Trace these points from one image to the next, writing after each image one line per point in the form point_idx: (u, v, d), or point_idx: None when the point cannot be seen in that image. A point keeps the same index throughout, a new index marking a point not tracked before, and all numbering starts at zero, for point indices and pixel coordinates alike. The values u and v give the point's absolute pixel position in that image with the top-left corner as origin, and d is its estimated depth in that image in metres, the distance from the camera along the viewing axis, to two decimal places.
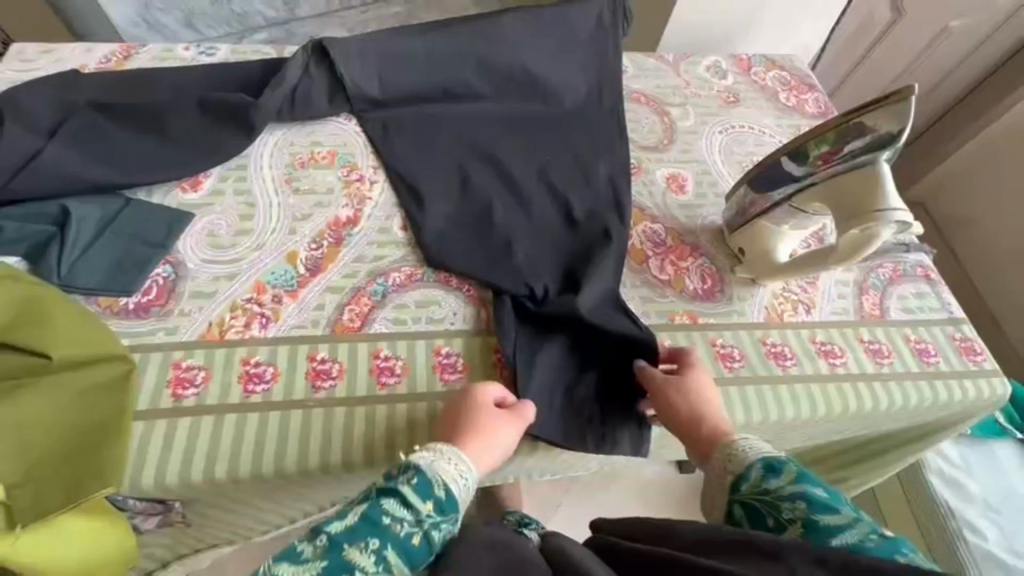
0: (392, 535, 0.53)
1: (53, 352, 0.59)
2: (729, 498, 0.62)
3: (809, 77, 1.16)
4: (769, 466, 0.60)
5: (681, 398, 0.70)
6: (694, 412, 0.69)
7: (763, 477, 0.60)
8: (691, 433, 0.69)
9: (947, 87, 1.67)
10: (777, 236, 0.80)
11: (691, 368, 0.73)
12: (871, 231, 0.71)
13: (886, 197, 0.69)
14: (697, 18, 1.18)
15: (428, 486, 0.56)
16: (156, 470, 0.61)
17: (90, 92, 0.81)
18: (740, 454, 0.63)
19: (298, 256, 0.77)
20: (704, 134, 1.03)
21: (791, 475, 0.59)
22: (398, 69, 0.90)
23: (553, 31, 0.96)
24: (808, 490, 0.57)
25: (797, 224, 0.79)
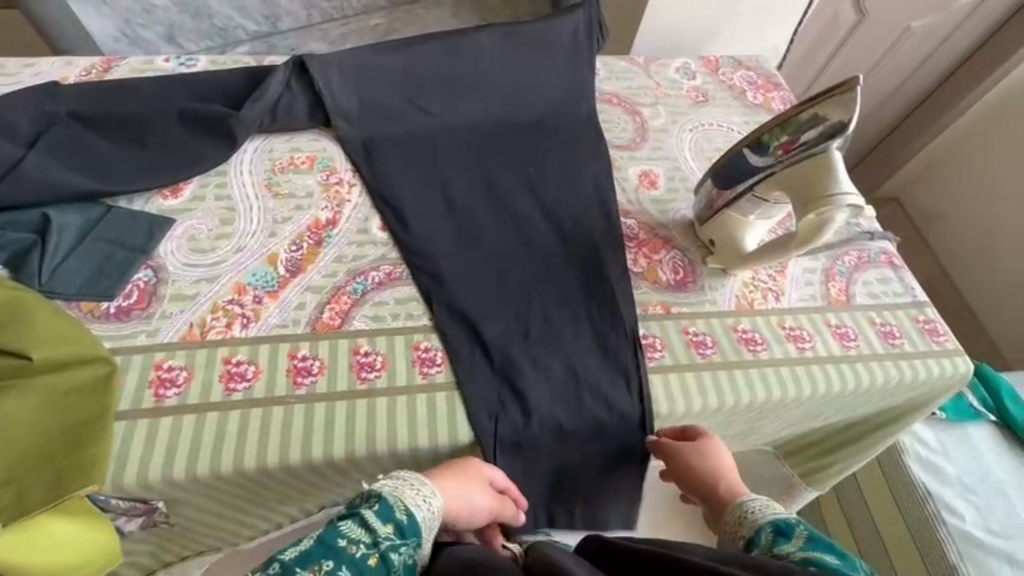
0: (347, 556, 0.55)
1: (33, 352, 0.61)
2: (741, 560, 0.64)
3: (774, 76, 1.20)
4: (779, 529, 0.62)
5: (699, 459, 0.73)
6: (708, 473, 0.74)
7: (773, 542, 0.62)
8: (704, 491, 0.73)
9: (910, 88, 1.72)
10: (744, 229, 0.83)
11: (705, 434, 0.76)
12: (826, 216, 0.74)
13: (837, 184, 0.73)
14: (666, 23, 1.22)
15: (389, 510, 0.60)
16: (139, 468, 0.62)
17: (69, 102, 0.83)
18: (750, 517, 0.66)
19: (279, 257, 0.79)
20: (675, 132, 1.06)
21: (802, 539, 0.61)
22: (374, 79, 0.93)
23: (524, 41, 1.00)
24: (818, 556, 0.58)
25: (758, 213, 0.82)
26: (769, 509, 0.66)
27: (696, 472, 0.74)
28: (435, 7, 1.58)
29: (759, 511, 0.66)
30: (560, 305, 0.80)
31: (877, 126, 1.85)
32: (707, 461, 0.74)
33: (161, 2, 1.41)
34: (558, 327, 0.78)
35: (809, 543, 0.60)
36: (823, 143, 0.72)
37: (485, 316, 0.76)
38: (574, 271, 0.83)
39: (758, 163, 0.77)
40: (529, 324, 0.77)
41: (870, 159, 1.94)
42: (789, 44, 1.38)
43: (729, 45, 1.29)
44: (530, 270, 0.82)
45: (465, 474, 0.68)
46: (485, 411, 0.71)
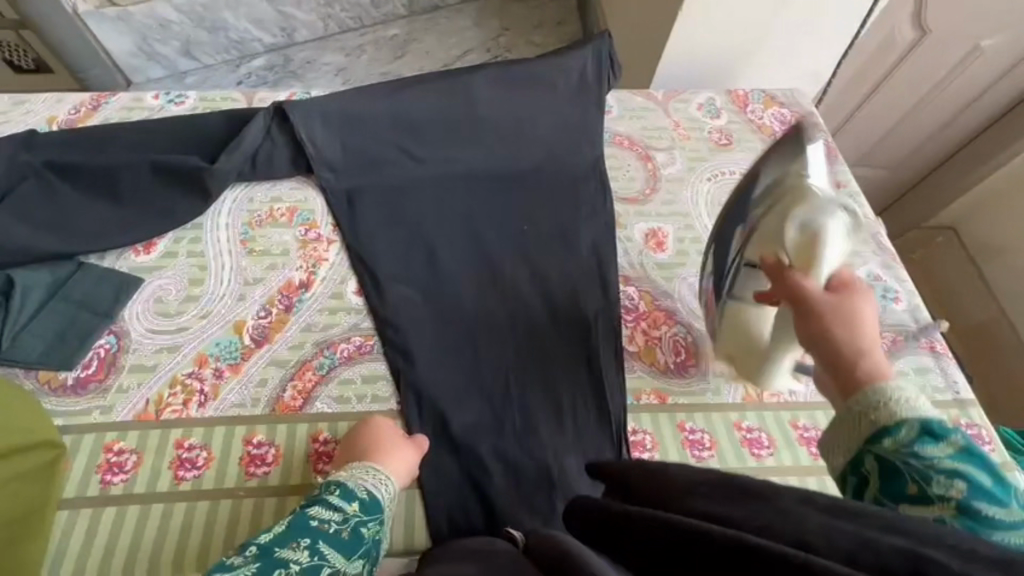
0: (323, 533, 0.56)
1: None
2: (861, 449, 0.48)
3: (813, 114, 1.07)
4: (931, 428, 0.46)
5: (838, 326, 0.53)
6: (842, 336, 0.52)
7: (915, 440, 0.46)
8: (835, 356, 0.52)
9: (993, 98, 1.33)
10: (755, 315, 0.69)
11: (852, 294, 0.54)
12: (810, 232, 0.60)
13: (810, 199, 0.62)
14: (694, 49, 1.10)
15: (351, 492, 0.60)
16: (77, 564, 0.60)
17: (45, 151, 0.80)
18: (893, 406, 0.47)
19: (245, 325, 0.75)
20: (691, 183, 0.96)
21: (954, 447, 0.45)
22: (361, 126, 0.87)
23: (527, 83, 0.92)
24: (967, 472, 0.44)
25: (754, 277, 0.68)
26: (919, 401, 0.48)
27: (834, 329, 0.52)
28: (456, 16, 1.50)
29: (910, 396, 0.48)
30: (539, 395, 0.74)
31: (930, 153, 1.49)
32: (853, 321, 0.53)
33: (176, 17, 1.30)
34: (535, 421, 0.72)
35: (960, 453, 0.45)
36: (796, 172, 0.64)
37: (453, 403, 0.72)
38: (559, 351, 0.77)
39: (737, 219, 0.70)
40: (503, 414, 0.72)
41: (911, 196, 1.59)
42: (835, 70, 1.23)
43: (764, 72, 1.17)
44: (510, 352, 0.76)
45: (400, 441, 0.66)
46: (444, 512, 0.67)
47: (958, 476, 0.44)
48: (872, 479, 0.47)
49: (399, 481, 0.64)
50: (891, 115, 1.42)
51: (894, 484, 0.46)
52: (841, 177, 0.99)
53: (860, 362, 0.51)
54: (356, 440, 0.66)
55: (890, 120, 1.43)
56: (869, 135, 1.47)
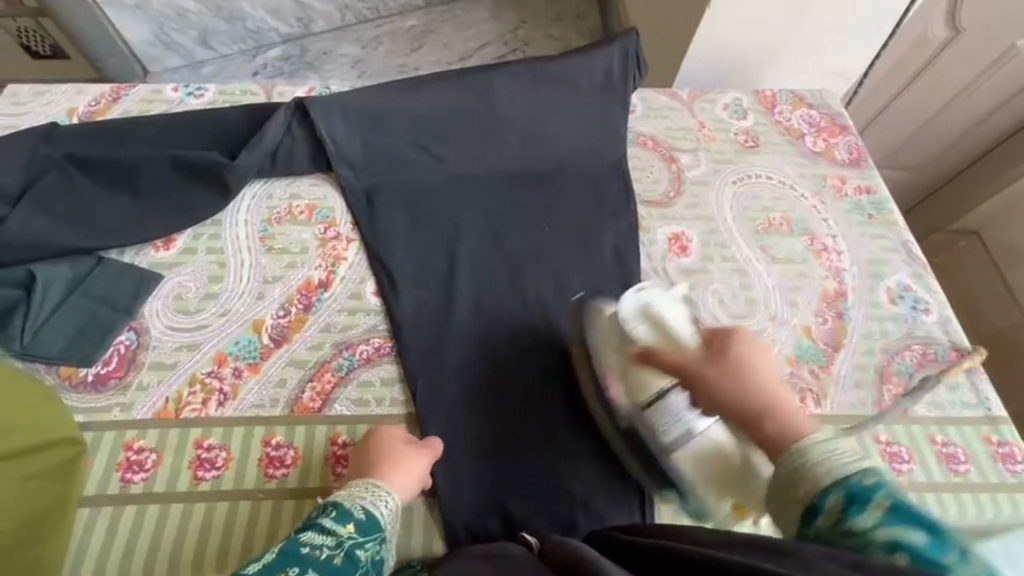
0: (313, 560, 0.53)
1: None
2: (800, 529, 0.49)
3: (842, 116, 1.04)
4: (851, 494, 0.46)
5: (738, 395, 0.58)
6: (747, 399, 0.57)
7: (842, 511, 0.46)
8: (738, 414, 0.58)
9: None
10: (699, 453, 0.64)
11: (736, 355, 0.60)
12: (655, 324, 0.65)
13: (622, 317, 0.67)
14: (720, 46, 1.07)
15: (348, 512, 0.57)
16: (98, 562, 0.60)
17: (65, 145, 0.79)
18: (811, 470, 0.49)
19: (264, 324, 0.74)
20: (716, 186, 0.94)
21: (882, 511, 0.45)
22: (381, 124, 0.85)
23: (550, 81, 0.90)
24: (902, 538, 0.43)
25: (665, 422, 0.65)
26: (838, 457, 0.49)
27: (725, 386, 0.58)
28: (475, 8, 1.47)
29: (819, 451, 0.50)
30: (560, 403, 0.73)
31: (965, 150, 1.41)
32: (740, 371, 0.59)
33: (195, 6, 1.29)
34: (554, 429, 0.71)
35: (890, 517, 0.44)
36: (631, 322, 0.66)
37: (473, 409, 0.71)
38: None
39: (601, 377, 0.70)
40: (522, 421, 0.71)
41: (941, 195, 1.51)
42: (864, 70, 1.20)
43: (792, 71, 1.13)
44: (530, 359, 0.75)
45: (403, 454, 0.64)
46: (462, 519, 0.67)
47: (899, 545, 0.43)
48: None
49: (398, 496, 0.61)
50: (924, 111, 1.37)
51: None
52: (871, 182, 0.96)
53: (766, 421, 0.56)
54: (369, 448, 0.65)
55: (921, 116, 1.38)
56: (897, 132, 1.43)
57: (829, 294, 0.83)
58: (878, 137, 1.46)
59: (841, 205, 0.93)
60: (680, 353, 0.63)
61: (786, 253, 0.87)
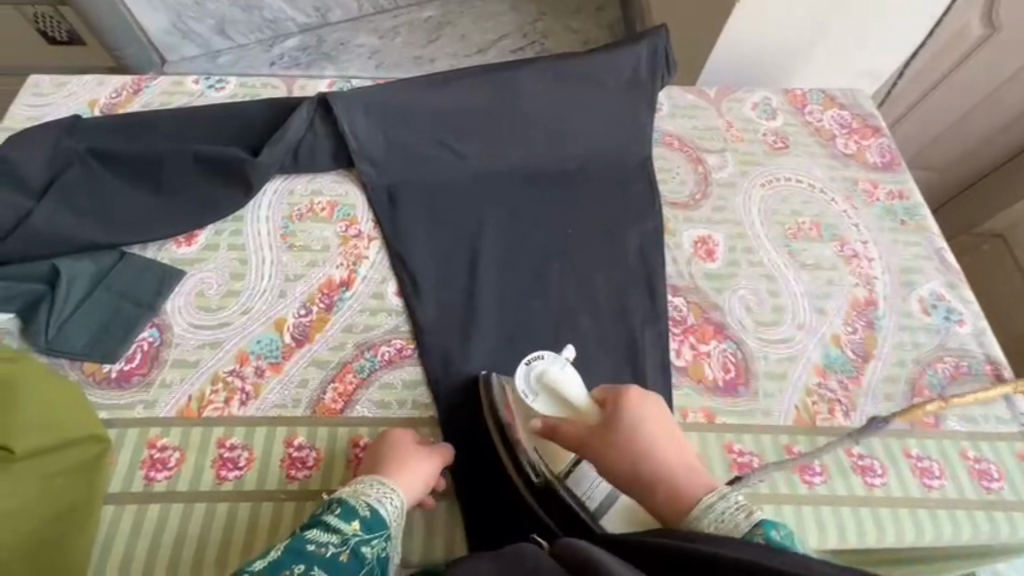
0: (318, 557, 0.53)
1: (13, 444, 0.57)
2: None
3: (874, 118, 1.01)
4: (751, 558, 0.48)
5: (616, 462, 0.59)
6: (632, 468, 0.58)
7: None
8: (630, 484, 0.58)
9: None
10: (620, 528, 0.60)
11: (608, 420, 0.61)
12: (563, 396, 0.63)
13: (533, 387, 0.64)
14: (748, 43, 1.04)
15: (353, 509, 0.56)
16: (122, 559, 0.60)
17: (88, 138, 0.79)
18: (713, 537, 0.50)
19: (286, 323, 0.74)
20: (743, 188, 0.91)
21: None
22: (403, 121, 0.84)
23: (576, 77, 0.88)
24: None
25: (585, 492, 0.61)
26: (732, 518, 0.50)
27: (610, 457, 0.59)
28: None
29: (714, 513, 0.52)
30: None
31: (1006, 143, 1.29)
32: (621, 438, 0.59)
33: None
34: None
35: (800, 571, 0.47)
36: (533, 393, 0.64)
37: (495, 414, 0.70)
38: (603, 363, 0.74)
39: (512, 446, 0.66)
40: None
41: (982, 186, 1.36)
42: (895, 69, 1.16)
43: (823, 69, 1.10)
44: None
45: (409, 455, 0.63)
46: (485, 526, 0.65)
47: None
48: None
49: (404, 496, 0.60)
50: (970, 95, 1.25)
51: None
52: (903, 186, 0.94)
53: (662, 489, 0.56)
54: (378, 448, 0.65)
55: (965, 103, 1.26)
56: (937, 121, 1.32)
57: (858, 303, 0.81)
58: (916, 126, 1.34)
59: (872, 210, 0.90)
60: (575, 422, 0.62)
61: (815, 259, 0.85)
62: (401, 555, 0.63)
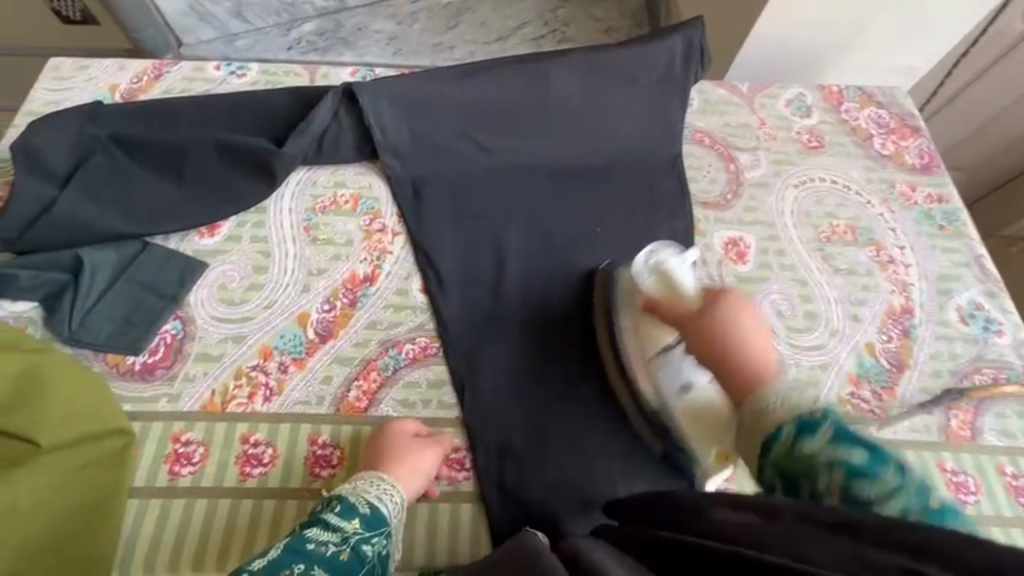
0: (318, 556, 0.54)
1: (38, 438, 0.58)
2: (758, 463, 0.51)
3: (913, 117, 0.98)
4: (804, 424, 0.49)
5: (712, 338, 0.58)
6: (727, 347, 0.57)
7: (794, 439, 0.49)
8: (717, 362, 0.57)
9: None
10: (691, 410, 0.63)
11: (717, 300, 0.60)
12: (671, 281, 0.66)
13: (643, 274, 0.69)
14: (783, 36, 1.00)
15: (352, 507, 0.58)
16: (147, 553, 0.60)
17: (110, 125, 0.77)
18: (777, 408, 0.51)
19: (309, 318, 0.73)
20: (776, 188, 0.89)
21: (826, 439, 0.47)
22: (430, 112, 0.82)
23: (607, 71, 0.85)
24: (846, 459, 0.46)
25: (668, 374, 0.66)
26: (803, 400, 0.51)
27: (704, 335, 0.59)
28: None
29: (786, 396, 0.51)
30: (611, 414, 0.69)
31: None
32: (721, 322, 0.58)
33: None
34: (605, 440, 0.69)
35: (834, 443, 0.47)
36: (644, 276, 0.69)
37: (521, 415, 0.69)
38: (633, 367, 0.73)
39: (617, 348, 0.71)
40: (572, 430, 0.69)
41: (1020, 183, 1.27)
42: (932, 66, 1.11)
43: (859, 65, 1.06)
44: (582, 366, 0.72)
45: (408, 450, 0.63)
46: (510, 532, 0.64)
47: (865, 493, 0.45)
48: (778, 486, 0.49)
49: (404, 492, 0.61)
50: (1010, 92, 1.17)
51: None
52: (942, 190, 0.90)
53: (748, 374, 0.55)
54: (378, 442, 0.64)
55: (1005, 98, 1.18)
56: (980, 111, 1.22)
57: (894, 310, 0.79)
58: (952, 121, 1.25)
59: (910, 214, 0.88)
60: (676, 305, 0.64)
61: (850, 263, 0.83)
62: (427, 558, 0.63)
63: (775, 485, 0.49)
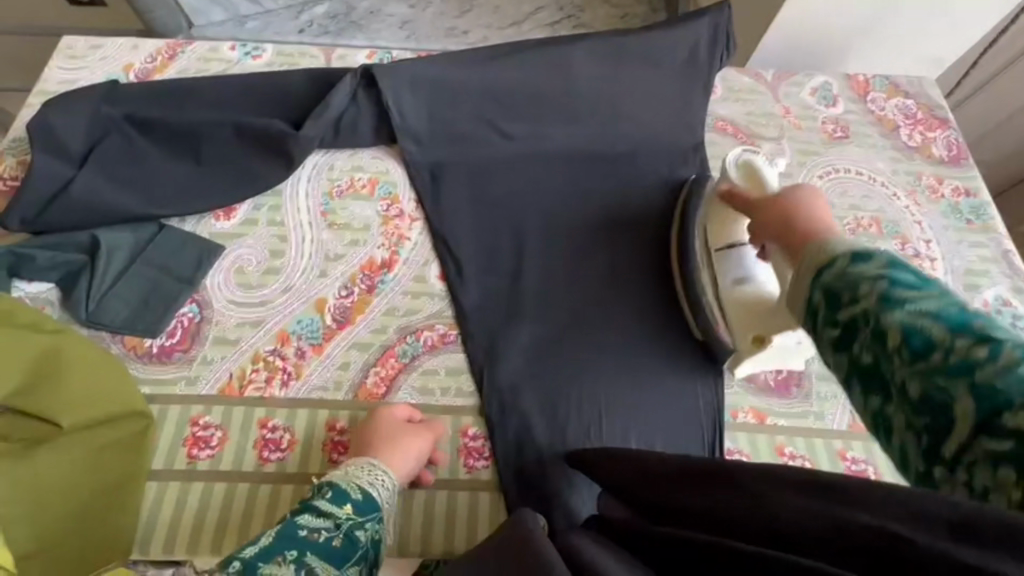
0: (310, 543, 0.53)
1: (61, 420, 0.57)
2: (799, 297, 0.42)
3: (941, 109, 0.95)
4: (860, 252, 0.40)
5: (776, 205, 0.52)
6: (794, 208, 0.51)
7: (844, 264, 0.40)
8: (778, 220, 0.51)
9: None
10: (742, 299, 0.68)
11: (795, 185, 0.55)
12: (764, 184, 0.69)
13: (738, 175, 0.72)
14: (809, 23, 0.98)
15: (344, 493, 0.56)
16: (166, 535, 0.60)
17: (126, 104, 0.76)
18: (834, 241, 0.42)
19: (327, 303, 0.72)
20: (800, 179, 0.87)
21: (880, 266, 0.39)
22: (449, 97, 0.81)
23: (629, 56, 0.84)
24: (899, 286, 0.37)
25: (733, 267, 0.69)
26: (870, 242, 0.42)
27: (779, 205, 0.52)
28: None
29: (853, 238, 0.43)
30: (631, 405, 0.68)
31: None
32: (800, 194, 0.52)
33: None
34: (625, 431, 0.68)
35: (889, 270, 0.38)
36: (737, 174, 0.72)
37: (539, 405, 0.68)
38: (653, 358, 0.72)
39: (684, 249, 0.74)
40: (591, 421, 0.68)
41: None
42: (960, 56, 1.08)
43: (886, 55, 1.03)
44: (603, 355, 0.71)
45: (401, 436, 0.62)
46: None
47: (910, 300, 0.37)
48: (820, 317, 0.40)
49: (396, 477, 0.60)
50: None
51: (887, 371, 0.37)
52: (970, 183, 0.88)
53: (811, 228, 0.47)
54: (369, 428, 0.63)
55: None
56: (1011, 99, 1.13)
57: None
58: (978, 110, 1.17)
59: (936, 207, 0.86)
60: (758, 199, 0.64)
61: None
62: (446, 547, 0.62)
63: (812, 305, 0.41)
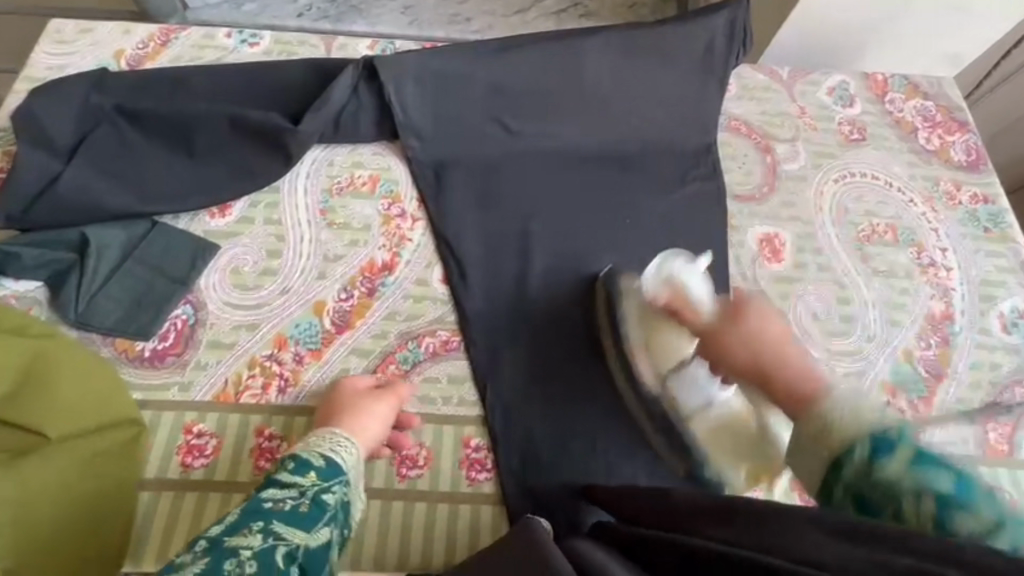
0: (276, 512, 0.52)
1: (47, 430, 0.55)
2: (824, 485, 0.43)
3: (961, 111, 0.92)
4: (878, 444, 0.41)
5: (737, 350, 0.49)
6: (761, 355, 0.48)
7: (868, 462, 0.41)
8: (755, 377, 0.49)
9: None
10: (720, 425, 0.64)
11: (737, 309, 0.51)
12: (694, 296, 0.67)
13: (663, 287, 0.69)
14: (828, 18, 0.94)
15: (306, 461, 0.56)
16: (159, 547, 0.58)
17: (116, 94, 0.73)
18: (837, 422, 0.43)
19: (325, 306, 0.69)
20: (815, 183, 0.84)
21: (906, 460, 0.40)
22: (455, 92, 0.78)
23: (642, 52, 0.80)
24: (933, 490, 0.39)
25: (696, 392, 0.65)
26: (863, 403, 0.43)
27: (747, 341, 0.49)
28: None
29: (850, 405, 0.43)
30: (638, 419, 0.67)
31: None
32: (758, 322, 0.50)
33: None
34: (631, 445, 0.66)
35: (917, 465, 0.40)
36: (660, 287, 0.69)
37: (544, 416, 0.66)
38: None
39: (629, 360, 0.68)
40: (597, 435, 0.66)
41: None
42: (982, 54, 1.05)
43: (907, 53, 1.00)
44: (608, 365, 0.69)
45: (358, 401, 0.62)
46: None
47: (952, 514, 0.38)
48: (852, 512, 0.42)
49: (356, 440, 0.59)
50: None
51: None
52: (989, 190, 0.86)
53: (788, 380, 0.47)
54: (329, 398, 0.64)
55: None
56: None
57: (934, 316, 0.76)
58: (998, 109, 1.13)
59: (954, 215, 0.83)
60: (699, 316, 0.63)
61: (889, 265, 0.79)
62: (448, 560, 0.61)
63: (844, 507, 0.42)
